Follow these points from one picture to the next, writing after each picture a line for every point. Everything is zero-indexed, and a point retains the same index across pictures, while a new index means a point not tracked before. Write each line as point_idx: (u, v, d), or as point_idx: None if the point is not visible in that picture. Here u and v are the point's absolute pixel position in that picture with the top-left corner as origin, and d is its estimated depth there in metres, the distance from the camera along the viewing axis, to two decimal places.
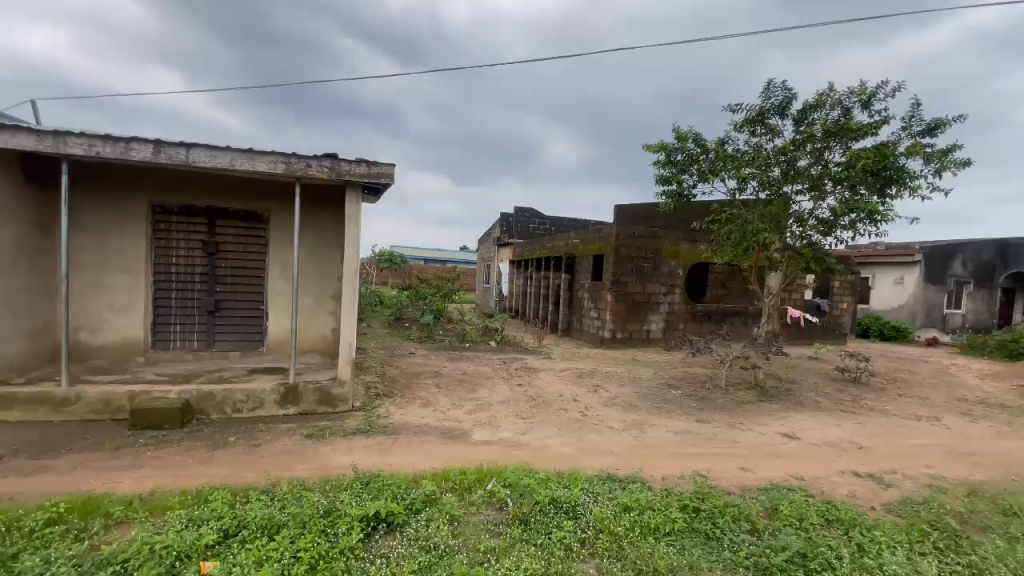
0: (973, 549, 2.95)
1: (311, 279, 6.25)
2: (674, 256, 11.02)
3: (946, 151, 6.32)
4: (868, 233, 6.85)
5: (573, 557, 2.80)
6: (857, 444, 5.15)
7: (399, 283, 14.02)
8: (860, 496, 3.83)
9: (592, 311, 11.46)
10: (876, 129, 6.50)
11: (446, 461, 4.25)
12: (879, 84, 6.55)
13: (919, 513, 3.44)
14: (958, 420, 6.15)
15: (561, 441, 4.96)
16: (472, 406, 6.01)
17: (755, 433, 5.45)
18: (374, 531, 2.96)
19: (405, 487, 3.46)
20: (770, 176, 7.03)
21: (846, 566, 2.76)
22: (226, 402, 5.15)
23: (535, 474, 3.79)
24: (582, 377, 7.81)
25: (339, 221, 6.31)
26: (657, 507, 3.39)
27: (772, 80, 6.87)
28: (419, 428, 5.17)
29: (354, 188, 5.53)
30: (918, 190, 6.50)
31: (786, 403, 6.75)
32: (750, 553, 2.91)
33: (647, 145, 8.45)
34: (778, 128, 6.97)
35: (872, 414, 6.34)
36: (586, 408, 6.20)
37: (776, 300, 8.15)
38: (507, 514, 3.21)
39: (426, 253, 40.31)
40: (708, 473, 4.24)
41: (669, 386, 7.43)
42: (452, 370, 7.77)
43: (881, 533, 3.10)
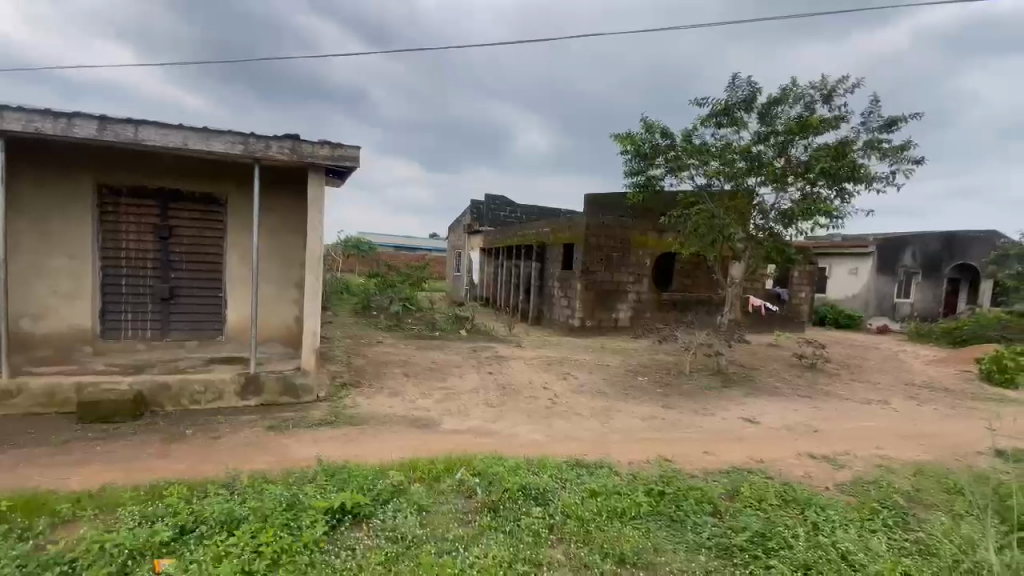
0: (919, 525, 3.12)
1: (272, 264, 6.02)
2: (642, 246, 11.17)
3: (901, 147, 6.56)
4: (826, 226, 7.09)
5: (542, 542, 2.81)
6: (812, 427, 5.37)
7: (366, 271, 13.73)
8: (814, 477, 3.99)
9: (562, 300, 11.53)
10: (836, 124, 6.70)
11: (415, 450, 4.20)
12: (838, 80, 6.74)
13: (869, 492, 3.62)
14: (905, 403, 6.50)
15: (530, 428, 4.97)
16: (442, 395, 5.96)
17: (717, 418, 5.61)
18: (340, 523, 2.89)
19: (372, 477, 3.40)
20: (735, 168, 7.17)
21: (803, 544, 2.86)
22: (182, 393, 4.94)
23: (504, 462, 3.79)
24: (552, 365, 7.86)
25: (301, 204, 6.09)
26: (624, 491, 3.44)
27: (738, 74, 6.99)
28: (387, 417, 5.09)
29: (317, 171, 5.34)
30: (875, 184, 6.74)
31: (747, 388, 6.98)
32: (713, 535, 2.98)
33: (615, 136, 8.49)
34: (743, 122, 7.10)
35: (827, 398, 6.63)
36: (555, 395, 6.24)
37: (739, 289, 8.37)
38: (476, 502, 3.20)
39: (394, 239, 39.65)
40: (673, 458, 4.33)
41: (637, 373, 7.57)
42: (421, 359, 7.68)
43: (834, 512, 3.24)
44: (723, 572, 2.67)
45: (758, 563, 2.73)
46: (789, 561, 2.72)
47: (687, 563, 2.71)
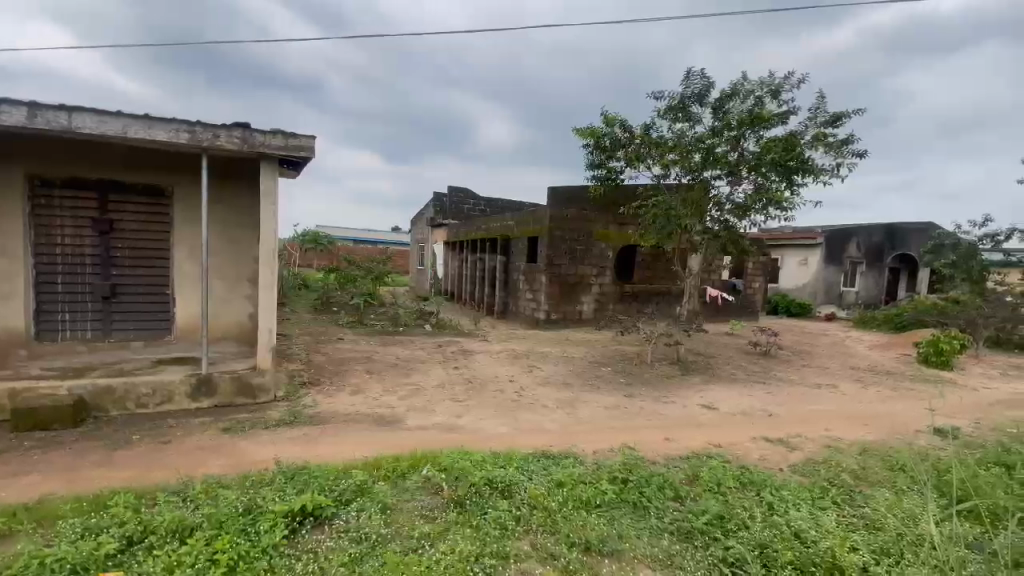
0: (865, 502, 3.30)
1: (223, 260, 5.75)
2: (605, 239, 11.32)
3: (845, 141, 6.88)
4: (777, 218, 7.37)
5: (509, 535, 2.81)
6: (767, 412, 5.59)
7: (326, 266, 13.33)
8: (769, 459, 4.16)
9: (527, 293, 11.56)
10: (785, 119, 6.95)
11: (378, 449, 4.11)
12: (786, 76, 6.98)
13: (820, 472, 3.80)
14: (851, 387, 6.87)
15: (497, 422, 4.96)
16: (407, 391, 5.87)
17: (678, 406, 5.77)
18: (301, 526, 2.80)
19: (334, 478, 3.30)
20: (691, 162, 7.34)
21: (759, 524, 2.97)
22: (128, 397, 4.67)
23: (471, 456, 3.76)
24: (518, 358, 7.88)
25: (254, 197, 5.84)
26: (589, 480, 3.48)
27: (693, 68, 7.13)
28: (350, 416, 4.96)
29: (269, 161, 5.11)
30: (822, 177, 7.03)
31: (706, 376, 7.22)
32: (675, 519, 3.06)
33: (576, 130, 8.53)
34: (698, 115, 7.26)
35: (780, 384, 6.93)
36: (522, 388, 6.25)
37: (697, 281, 8.61)
38: (442, 498, 3.16)
39: (355, 233, 38.78)
40: (637, 446, 4.42)
41: (601, 364, 7.69)
42: (384, 355, 7.54)
43: (787, 492, 3.38)
44: (685, 554, 2.75)
45: (718, 545, 2.82)
46: (748, 541, 2.82)
47: (652, 548, 2.77)
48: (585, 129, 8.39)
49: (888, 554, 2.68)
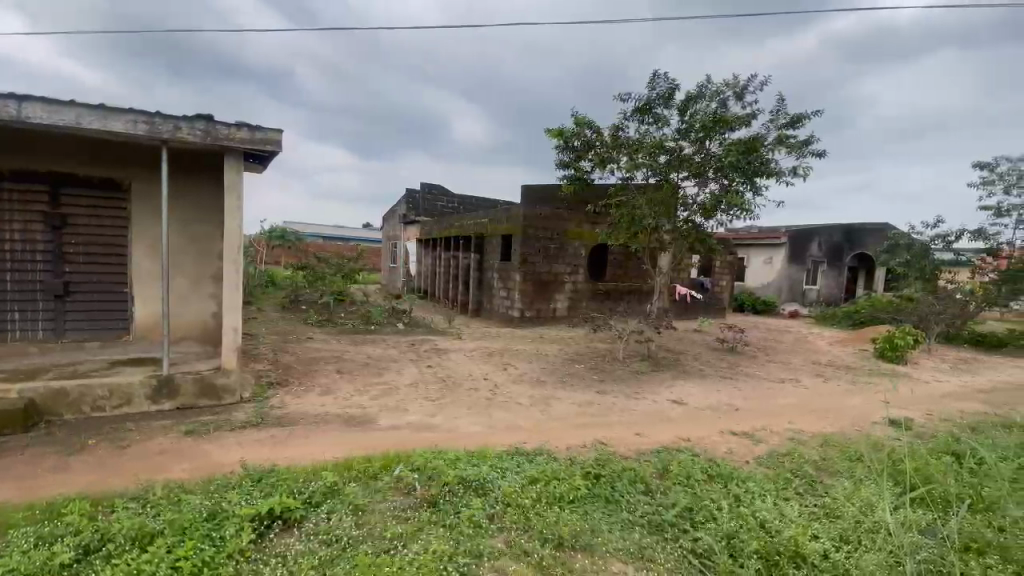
0: (825, 491, 3.43)
1: (185, 257, 5.55)
2: (578, 238, 11.42)
3: (804, 142, 7.12)
4: (742, 218, 7.57)
5: (483, 533, 2.80)
6: (734, 406, 5.75)
7: (294, 263, 13.01)
8: (735, 452, 4.28)
9: (501, 292, 11.56)
10: (748, 121, 7.14)
11: (349, 449, 4.04)
12: (749, 79, 7.17)
13: (784, 464, 3.93)
14: (813, 381, 7.14)
15: (471, 420, 4.95)
16: (379, 391, 5.79)
17: (649, 401, 5.89)
18: (269, 530, 2.73)
19: (304, 480, 3.23)
20: (658, 163, 7.47)
21: (726, 515, 3.06)
22: (83, 400, 4.46)
23: (443, 455, 3.74)
24: (492, 356, 7.87)
25: (217, 191, 5.65)
26: (562, 476, 3.51)
27: (659, 71, 7.25)
28: (320, 416, 4.86)
29: (233, 155, 4.95)
30: (784, 177, 7.25)
31: (676, 371, 7.38)
32: (646, 513, 3.12)
33: (547, 131, 8.58)
34: (665, 117, 7.39)
35: (746, 379, 7.14)
36: (495, 386, 6.26)
37: (666, 279, 8.78)
38: (415, 498, 3.13)
39: (325, 230, 37.98)
40: (609, 441, 4.48)
41: (574, 361, 7.76)
42: (356, 354, 7.42)
43: (753, 484, 3.49)
44: (656, 546, 2.80)
45: (687, 536, 2.88)
46: (715, 532, 2.90)
47: (623, 541, 2.81)
48: (555, 129, 8.44)
49: (847, 541, 2.79)
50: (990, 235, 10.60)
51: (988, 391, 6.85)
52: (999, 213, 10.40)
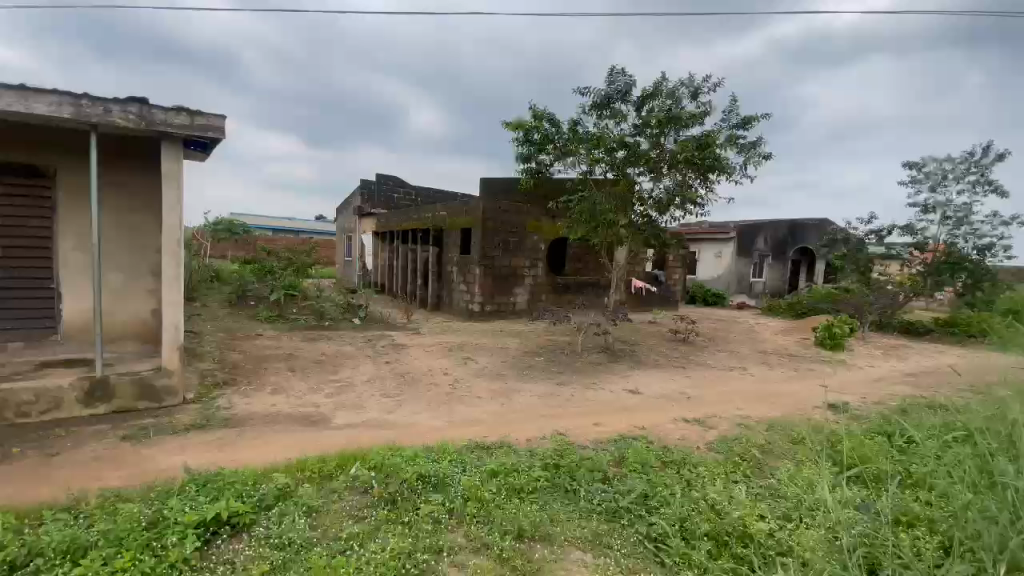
0: (770, 473, 3.61)
1: (120, 250, 5.20)
2: (537, 231, 11.47)
3: (753, 143, 7.41)
4: (694, 214, 7.82)
5: (442, 528, 2.78)
6: (686, 394, 5.95)
7: (242, 256, 12.44)
8: (688, 439, 4.44)
9: (460, 285, 11.49)
10: (701, 119, 7.36)
11: (303, 449, 3.92)
12: (703, 79, 7.38)
13: (732, 448, 4.11)
14: (759, 369, 7.50)
15: (430, 416, 4.90)
16: (333, 388, 5.64)
17: (606, 391, 6.01)
18: (216, 537, 2.60)
19: (253, 483, 3.10)
20: (616, 158, 7.60)
21: (679, 499, 3.17)
22: (5, 406, 4.11)
23: (401, 452, 3.67)
24: (451, 350, 7.82)
25: (155, 180, 5.30)
26: (522, 468, 3.53)
27: (616, 66, 7.34)
28: (270, 416, 4.68)
29: (171, 141, 4.66)
30: (733, 176, 7.53)
31: (632, 362, 7.57)
32: (603, 501, 3.18)
33: (506, 122, 8.57)
34: (623, 112, 7.50)
35: (698, 368, 7.42)
36: (455, 380, 6.22)
37: (623, 272, 8.96)
38: (372, 496, 3.06)
39: (274, 221, 36.51)
40: (568, 432, 4.55)
41: (533, 354, 7.82)
42: (309, 351, 7.19)
43: (703, 468, 3.63)
44: (612, 533, 2.86)
45: (643, 522, 2.96)
46: (669, 516, 2.99)
47: (581, 530, 2.86)
48: (514, 121, 8.43)
49: (790, 519, 2.95)
50: (918, 230, 11.39)
51: (915, 375, 7.40)
52: (926, 210, 11.19)
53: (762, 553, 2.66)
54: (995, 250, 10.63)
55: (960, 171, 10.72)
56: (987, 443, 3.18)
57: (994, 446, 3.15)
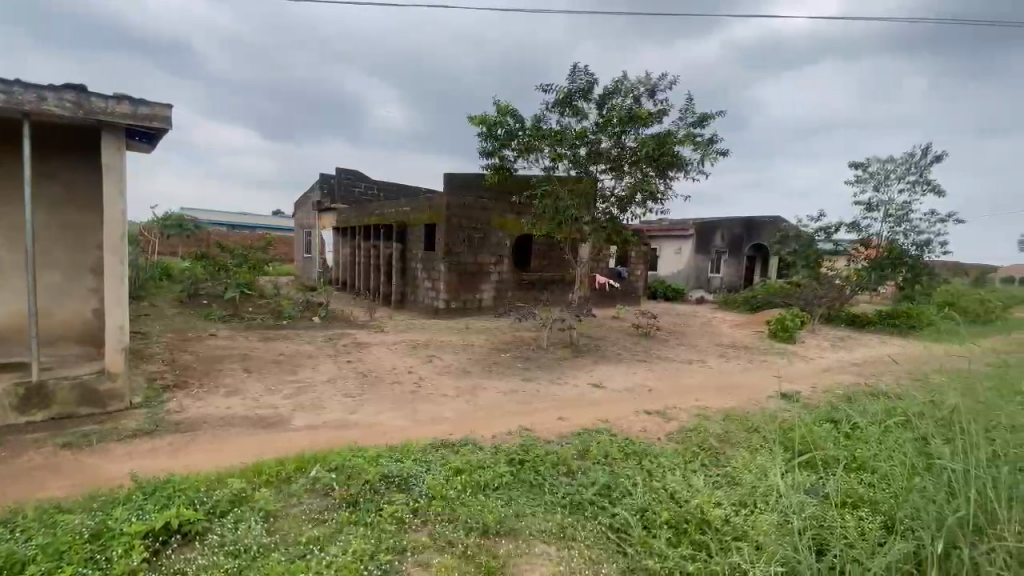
0: (726, 461, 3.75)
1: (57, 247, 4.88)
2: (502, 227, 11.46)
3: (709, 140, 7.61)
4: (654, 210, 7.97)
5: (406, 528, 2.75)
6: (648, 387, 6.08)
7: (192, 253, 11.88)
8: (649, 430, 4.54)
9: (425, 282, 11.37)
10: (659, 117, 7.51)
11: (260, 453, 3.80)
12: (660, 77, 7.52)
13: (691, 438, 4.24)
14: (716, 361, 7.77)
15: (393, 415, 4.82)
16: (292, 389, 5.48)
17: (570, 386, 6.08)
18: (166, 546, 2.48)
19: (205, 489, 2.97)
20: (578, 155, 7.67)
21: (640, 489, 3.25)
22: None
23: (363, 453, 3.61)
24: (415, 348, 7.73)
25: (94, 172, 5.00)
26: (487, 464, 3.53)
27: (577, 64, 7.40)
28: (225, 420, 4.50)
29: (113, 131, 4.40)
30: (690, 173, 7.72)
31: (595, 357, 7.69)
32: (567, 493, 3.22)
33: (469, 118, 8.52)
34: (584, 109, 7.58)
35: (659, 361, 7.61)
36: (420, 378, 6.15)
37: (587, 268, 9.07)
38: (332, 498, 2.99)
39: (228, 216, 35.05)
40: (532, 427, 4.57)
41: (498, 350, 7.83)
42: (266, 351, 6.95)
43: (663, 459, 3.73)
44: (576, 525, 2.90)
45: (606, 513, 3.02)
46: (630, 506, 3.06)
47: (546, 523, 2.89)
48: (477, 117, 8.39)
49: (745, 505, 3.06)
50: (862, 228, 12.02)
51: (859, 364, 7.84)
52: (870, 208, 11.82)
53: (719, 539, 2.74)
54: (932, 246, 11.34)
55: (901, 171, 11.37)
56: (923, 426, 3.38)
57: (930, 429, 3.34)
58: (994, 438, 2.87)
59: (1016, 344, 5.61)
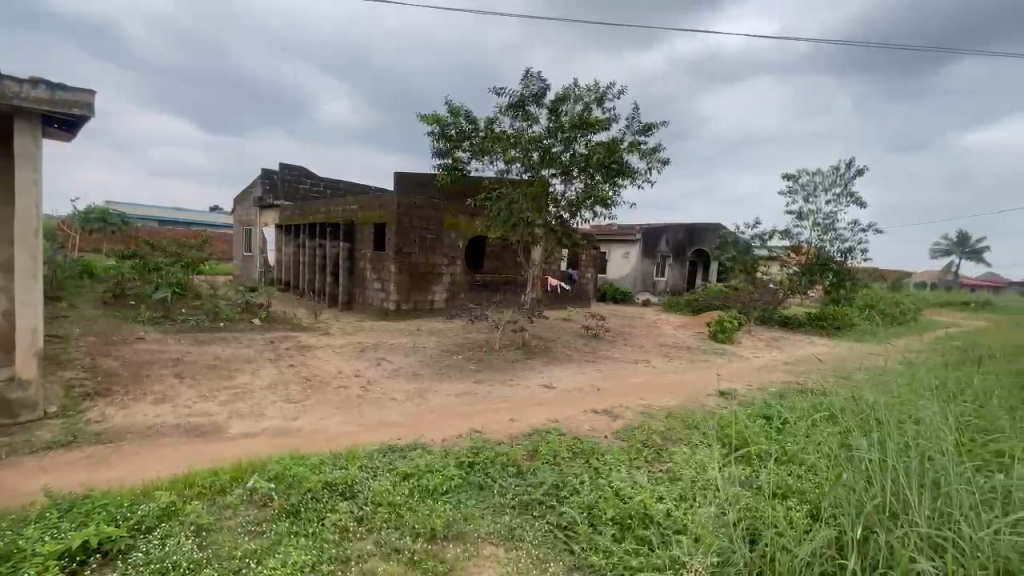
0: (668, 458, 3.89)
1: None
2: (454, 228, 11.39)
3: (654, 149, 7.89)
4: (603, 215, 8.17)
5: (350, 537, 2.67)
6: (595, 387, 6.23)
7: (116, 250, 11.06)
8: (597, 429, 4.65)
9: (374, 283, 11.11)
10: (607, 125, 7.71)
11: (193, 463, 3.58)
12: (609, 86, 7.72)
13: (636, 436, 4.38)
14: (661, 361, 8.06)
15: (339, 420, 4.68)
16: (229, 395, 5.20)
17: (522, 387, 6.12)
18: (83, 567, 2.29)
19: (130, 504, 2.78)
20: (530, 159, 7.75)
21: (587, 487, 3.32)
22: None
23: (305, 460, 3.48)
24: (363, 351, 7.53)
25: (4, 161, 4.56)
26: (436, 468, 3.49)
27: (530, 69, 7.48)
28: (153, 429, 4.22)
29: (26, 118, 4.04)
30: (636, 180, 7.97)
31: (546, 358, 7.78)
32: (516, 494, 3.25)
33: (421, 116, 8.42)
34: (536, 114, 7.67)
35: (607, 361, 7.80)
36: (368, 382, 6.00)
37: (539, 271, 9.17)
38: (271, 509, 2.87)
39: (159, 212, 32.82)
40: (482, 429, 4.56)
41: (450, 352, 7.77)
42: (200, 355, 6.56)
43: (610, 456, 3.83)
44: (525, 526, 2.92)
45: (553, 512, 3.06)
46: (578, 504, 3.12)
47: (494, 525, 2.89)
48: (430, 116, 8.31)
49: (685, 499, 3.19)
50: (794, 235, 12.84)
51: (790, 362, 8.37)
52: (800, 217, 12.65)
53: (661, 532, 2.83)
54: (854, 253, 12.26)
55: (828, 183, 12.23)
56: (846, 421, 3.64)
57: (852, 423, 3.60)
58: (906, 430, 3.12)
59: (922, 343, 6.16)
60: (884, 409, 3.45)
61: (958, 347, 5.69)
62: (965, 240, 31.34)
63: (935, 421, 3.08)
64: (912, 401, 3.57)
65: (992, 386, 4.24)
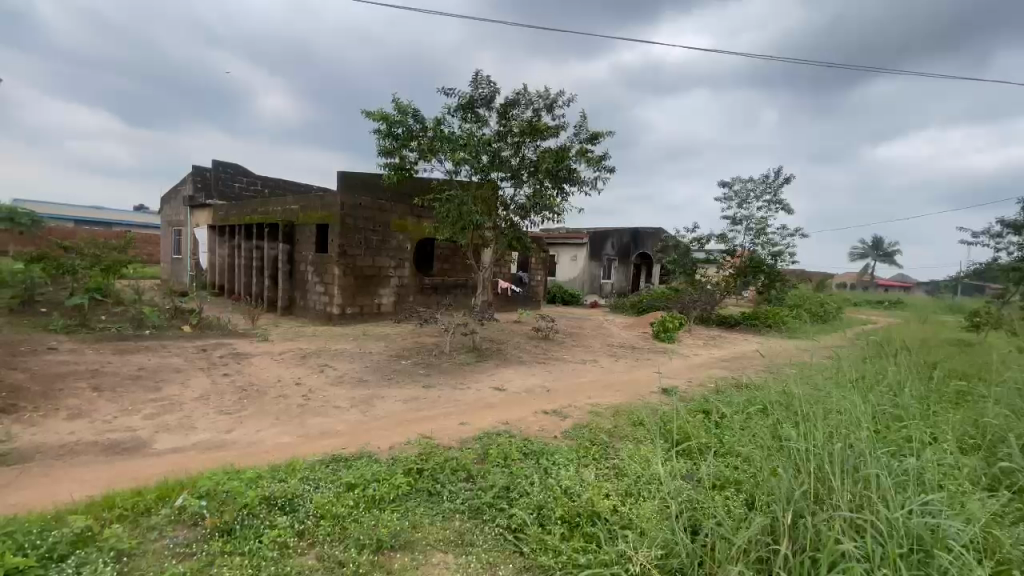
0: (614, 455, 3.99)
1: None
2: (401, 230, 11.19)
3: (600, 158, 8.08)
4: (551, 220, 8.26)
5: (290, 554, 2.55)
6: (545, 389, 6.28)
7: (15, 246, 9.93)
8: (546, 429, 4.70)
9: (317, 286, 10.69)
10: (556, 132, 7.83)
11: (113, 483, 3.30)
12: (558, 94, 7.84)
13: (585, 435, 4.46)
14: (608, 360, 8.27)
15: (277, 431, 4.46)
16: (155, 409, 4.84)
17: (471, 390, 6.08)
18: None
19: (39, 531, 2.51)
20: (479, 162, 7.74)
21: (537, 488, 3.34)
22: None
23: (241, 475, 3.29)
24: (305, 358, 7.22)
25: None
26: (383, 477, 3.40)
27: (479, 72, 7.47)
28: (67, 448, 3.85)
29: None
30: (584, 186, 8.11)
31: (497, 360, 7.78)
32: (466, 499, 3.22)
33: (366, 112, 8.21)
34: (485, 117, 7.67)
35: (556, 362, 7.90)
36: (310, 390, 5.77)
37: (489, 273, 9.14)
38: (203, 528, 2.69)
39: (73, 210, 30.14)
40: (430, 435, 4.48)
41: (397, 357, 7.60)
42: (121, 366, 6.05)
43: (560, 456, 3.88)
44: (474, 530, 2.90)
45: (503, 514, 3.06)
46: (527, 505, 3.13)
47: (443, 532, 2.85)
48: (376, 113, 8.13)
49: (630, 495, 3.26)
50: (729, 239, 13.55)
51: (729, 359, 8.82)
52: (735, 222, 13.37)
53: (608, 529, 2.88)
54: (784, 256, 13.07)
55: (759, 190, 12.99)
56: (778, 415, 3.87)
57: (782, 416, 3.83)
58: (831, 420, 3.35)
59: (844, 340, 6.65)
60: (811, 401, 3.69)
61: (876, 341, 6.16)
62: (878, 244, 34.32)
63: (854, 412, 3.34)
64: (834, 392, 3.86)
65: (905, 377, 4.63)
